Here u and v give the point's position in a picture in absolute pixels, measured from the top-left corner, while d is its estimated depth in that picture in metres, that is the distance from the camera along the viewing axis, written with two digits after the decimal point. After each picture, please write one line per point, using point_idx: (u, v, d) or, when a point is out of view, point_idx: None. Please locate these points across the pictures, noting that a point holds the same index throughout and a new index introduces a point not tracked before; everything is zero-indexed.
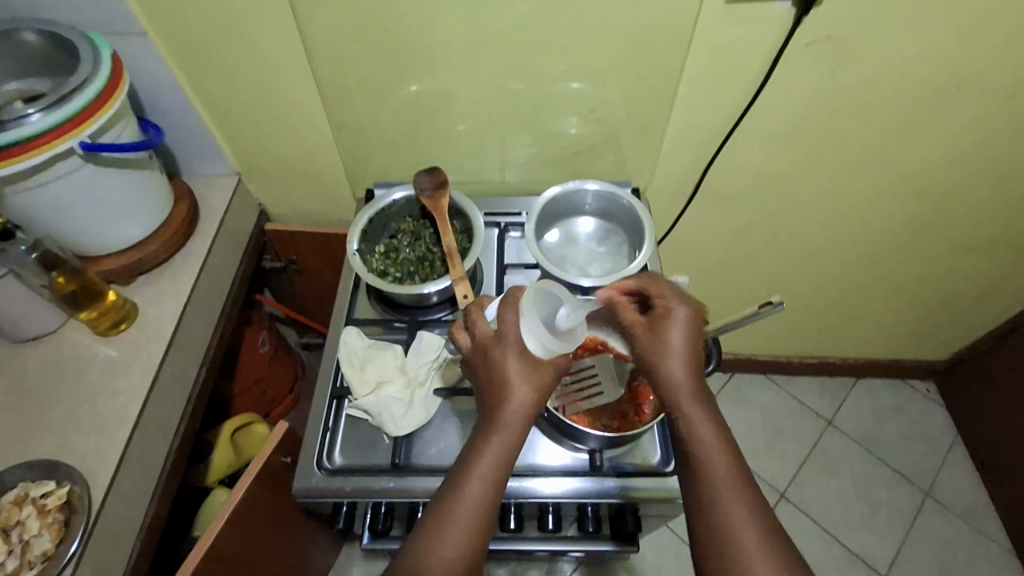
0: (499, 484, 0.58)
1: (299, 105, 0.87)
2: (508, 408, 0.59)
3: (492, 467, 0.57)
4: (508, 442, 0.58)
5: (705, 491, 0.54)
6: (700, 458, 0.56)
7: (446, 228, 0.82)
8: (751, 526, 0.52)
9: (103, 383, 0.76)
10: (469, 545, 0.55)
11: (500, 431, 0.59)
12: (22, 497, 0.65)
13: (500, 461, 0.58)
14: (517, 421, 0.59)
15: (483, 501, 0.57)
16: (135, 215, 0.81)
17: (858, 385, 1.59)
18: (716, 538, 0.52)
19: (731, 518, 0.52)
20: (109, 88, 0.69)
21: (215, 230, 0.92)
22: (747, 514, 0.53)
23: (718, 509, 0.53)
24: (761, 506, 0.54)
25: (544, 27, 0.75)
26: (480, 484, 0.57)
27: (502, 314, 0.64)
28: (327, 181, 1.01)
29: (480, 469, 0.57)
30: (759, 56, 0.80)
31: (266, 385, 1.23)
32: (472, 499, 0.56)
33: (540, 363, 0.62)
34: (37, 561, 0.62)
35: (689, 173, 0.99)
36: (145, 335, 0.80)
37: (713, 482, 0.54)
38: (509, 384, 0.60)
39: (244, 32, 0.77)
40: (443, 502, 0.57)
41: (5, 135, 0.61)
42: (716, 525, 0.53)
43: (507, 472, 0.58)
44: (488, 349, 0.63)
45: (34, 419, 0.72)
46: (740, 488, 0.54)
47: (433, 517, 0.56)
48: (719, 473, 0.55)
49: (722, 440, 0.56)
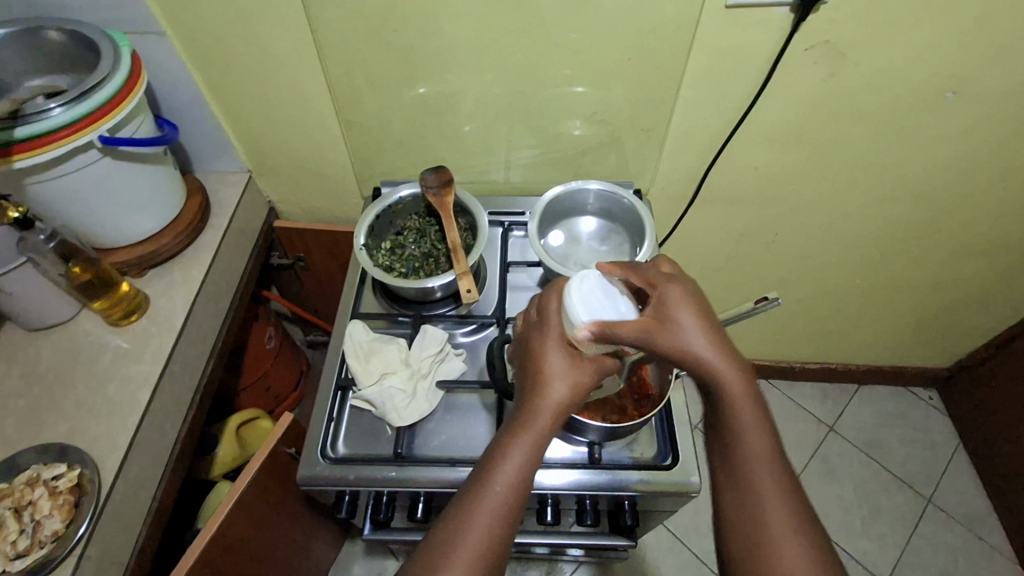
0: (526, 476, 0.56)
1: (309, 104, 0.89)
2: (544, 400, 0.59)
3: (521, 460, 0.56)
4: (538, 436, 0.58)
5: (741, 471, 0.54)
6: (740, 438, 0.55)
7: (451, 226, 0.83)
8: (795, 527, 0.51)
9: (114, 371, 0.77)
10: (493, 543, 0.53)
11: (534, 422, 0.58)
12: (33, 479, 0.66)
13: (530, 458, 0.57)
14: (556, 418, 0.59)
15: (507, 497, 0.54)
16: (148, 209, 0.83)
17: (860, 391, 1.59)
18: (753, 525, 0.52)
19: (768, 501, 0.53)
20: (125, 89, 0.71)
21: (226, 225, 0.94)
22: (784, 511, 0.52)
23: (759, 507, 0.53)
24: (806, 510, 0.53)
25: (548, 31, 0.78)
26: (501, 487, 0.55)
27: (547, 300, 0.64)
28: (336, 179, 1.03)
29: (510, 464, 0.56)
30: (759, 60, 0.82)
31: (272, 380, 1.25)
32: (501, 487, 0.55)
33: (578, 359, 0.61)
34: (48, 540, 0.63)
35: (691, 175, 1.01)
36: (156, 326, 0.82)
37: (764, 492, 0.53)
38: (547, 374, 0.60)
39: (259, 34, 0.79)
40: (469, 499, 0.54)
41: (28, 127, 0.64)
42: (755, 521, 0.52)
43: (534, 465, 0.57)
44: (534, 339, 0.64)
45: (47, 403, 0.74)
46: (776, 473, 0.54)
47: (458, 512, 0.54)
48: (757, 454, 0.54)
49: (771, 440, 0.55)
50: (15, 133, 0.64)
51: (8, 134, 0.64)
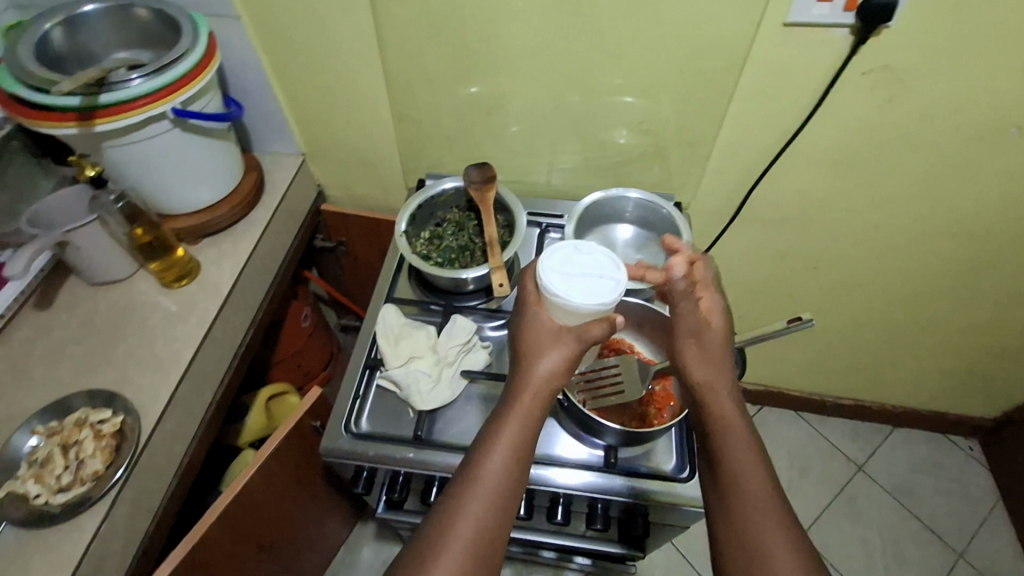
0: (521, 457, 0.58)
1: (366, 95, 0.93)
2: (535, 382, 0.62)
3: (515, 440, 0.58)
4: (530, 417, 0.60)
5: (726, 467, 0.57)
6: (723, 437, 0.58)
7: (490, 221, 0.85)
8: (780, 522, 0.53)
9: (162, 329, 0.82)
10: (486, 531, 0.54)
11: (525, 403, 0.61)
12: (82, 421, 0.71)
13: (518, 442, 0.59)
14: (539, 404, 0.61)
15: (502, 480, 0.56)
16: (208, 181, 0.88)
17: (894, 433, 1.53)
18: (739, 522, 0.54)
19: (752, 496, 0.55)
20: (199, 66, 0.75)
21: (277, 203, 0.99)
22: (768, 505, 0.54)
23: (746, 504, 0.54)
24: (787, 505, 0.55)
25: (603, 39, 0.79)
26: (498, 466, 0.57)
27: (524, 281, 0.68)
28: (384, 169, 1.07)
29: (502, 448, 0.58)
30: (813, 81, 0.81)
31: (304, 358, 1.29)
32: (497, 464, 0.57)
33: (559, 332, 0.63)
34: (88, 479, 0.67)
35: (734, 193, 1.00)
36: (204, 291, 0.87)
37: (742, 482, 0.56)
38: (536, 354, 0.63)
39: (327, 25, 0.84)
40: (460, 487, 0.56)
41: (110, 95, 0.69)
42: (741, 516, 0.54)
43: (527, 446, 0.59)
44: (517, 318, 0.67)
45: (100, 353, 0.79)
46: (759, 469, 0.56)
47: (457, 488, 0.56)
48: (741, 452, 0.57)
49: (751, 439, 0.58)
50: (100, 99, 0.69)
51: (93, 99, 0.69)
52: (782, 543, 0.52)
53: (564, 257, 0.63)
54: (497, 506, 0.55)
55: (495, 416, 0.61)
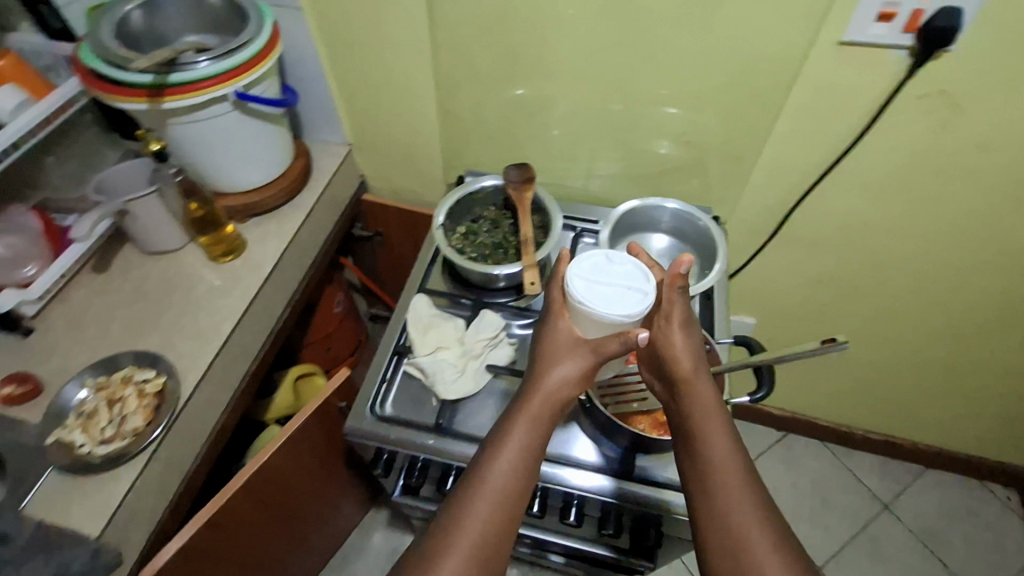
0: (528, 465, 0.59)
1: (415, 91, 0.96)
2: (545, 391, 0.62)
3: (522, 448, 0.59)
4: (538, 426, 0.61)
5: (713, 479, 0.56)
6: (712, 448, 0.58)
7: (525, 220, 0.86)
8: (768, 536, 0.52)
9: (206, 300, 0.86)
10: (491, 536, 0.55)
11: (534, 412, 0.61)
12: (127, 379, 0.75)
13: (526, 450, 0.60)
14: (548, 412, 0.62)
15: (507, 486, 0.57)
16: (260, 163, 0.92)
17: (925, 474, 1.47)
18: (727, 535, 0.53)
19: (740, 509, 0.54)
20: (261, 53, 0.79)
21: (322, 189, 1.02)
22: (756, 519, 0.53)
23: (731, 515, 0.54)
24: (776, 519, 0.54)
25: (652, 48, 0.80)
26: (504, 472, 0.58)
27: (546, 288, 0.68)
28: (426, 163, 1.10)
29: (509, 454, 0.59)
30: (864, 102, 0.80)
31: (333, 342, 1.33)
32: (503, 471, 0.58)
33: (577, 345, 0.64)
34: (129, 434, 0.71)
35: (774, 211, 0.99)
36: (247, 267, 0.91)
37: (728, 494, 0.55)
38: (548, 364, 0.64)
39: (384, 22, 0.87)
40: (467, 490, 0.57)
41: (178, 75, 0.74)
42: (729, 530, 0.53)
43: (535, 455, 0.60)
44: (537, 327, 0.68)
45: (148, 317, 0.84)
46: (748, 481, 0.56)
47: (462, 490, 0.57)
48: (729, 463, 0.57)
49: (739, 449, 0.58)
50: (169, 78, 0.74)
51: (162, 78, 0.73)
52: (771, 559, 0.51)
53: (596, 266, 0.65)
54: (502, 513, 0.56)
55: (502, 421, 0.62)
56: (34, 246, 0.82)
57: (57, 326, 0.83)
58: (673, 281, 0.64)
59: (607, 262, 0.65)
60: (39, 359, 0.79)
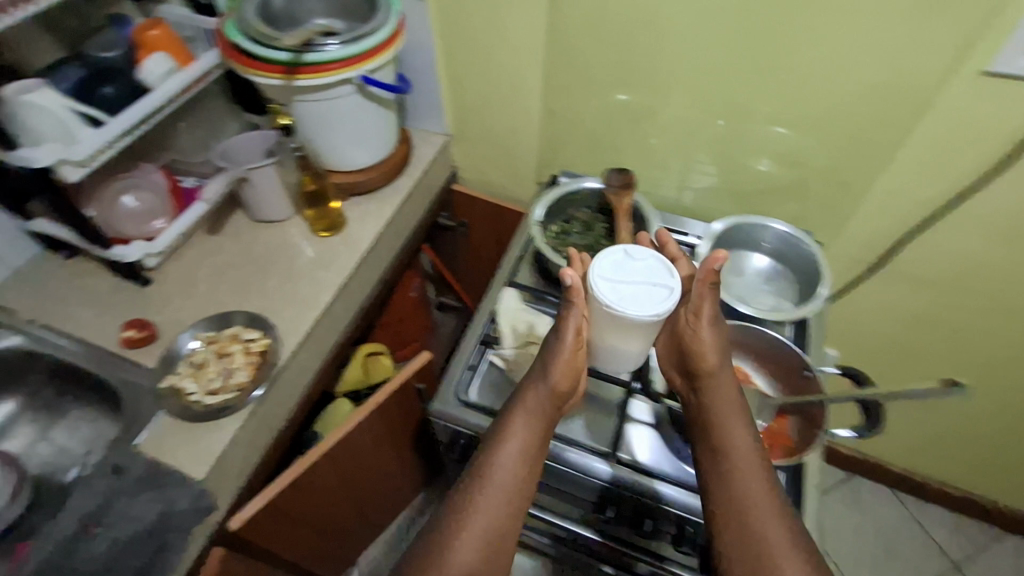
0: (532, 453, 0.63)
1: (521, 88, 0.97)
2: (546, 384, 0.66)
3: (526, 436, 0.63)
4: (539, 415, 0.65)
5: (726, 471, 0.60)
6: (727, 441, 0.61)
7: (623, 225, 0.85)
8: (780, 526, 0.55)
9: (307, 271, 0.90)
10: (500, 520, 0.59)
11: (534, 402, 0.65)
12: (235, 336, 0.81)
13: (532, 440, 0.64)
14: (550, 403, 0.66)
15: (516, 472, 0.61)
16: (367, 144, 0.95)
17: (1005, 539, 1.37)
18: (744, 525, 0.56)
19: (754, 499, 0.57)
20: (387, 41, 0.82)
21: (419, 175, 1.05)
22: (770, 510, 0.56)
23: (745, 505, 0.57)
24: (787, 510, 0.57)
25: (773, 63, 0.79)
26: (511, 460, 0.62)
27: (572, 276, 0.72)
28: (520, 160, 1.11)
29: (515, 441, 0.63)
30: (1001, 137, 0.75)
31: (405, 325, 1.37)
32: (509, 456, 0.62)
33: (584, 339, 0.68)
34: (233, 388, 0.76)
35: (878, 242, 0.95)
36: (346, 244, 0.94)
37: (743, 484, 0.58)
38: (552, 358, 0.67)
39: (502, 18, 0.88)
40: (478, 478, 0.61)
41: (310, 55, 0.77)
42: (743, 521, 0.56)
43: (538, 443, 0.64)
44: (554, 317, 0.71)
45: (254, 280, 0.89)
46: (761, 472, 0.59)
47: (473, 472, 0.62)
48: (743, 455, 0.60)
49: (753, 443, 0.61)
50: (304, 57, 0.77)
51: (296, 57, 0.77)
52: (784, 546, 0.54)
53: (616, 263, 0.66)
54: (512, 495, 0.60)
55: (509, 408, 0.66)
56: (160, 202, 0.86)
57: (172, 279, 0.89)
58: (704, 278, 0.65)
59: (624, 257, 0.66)
60: (156, 308, 0.85)
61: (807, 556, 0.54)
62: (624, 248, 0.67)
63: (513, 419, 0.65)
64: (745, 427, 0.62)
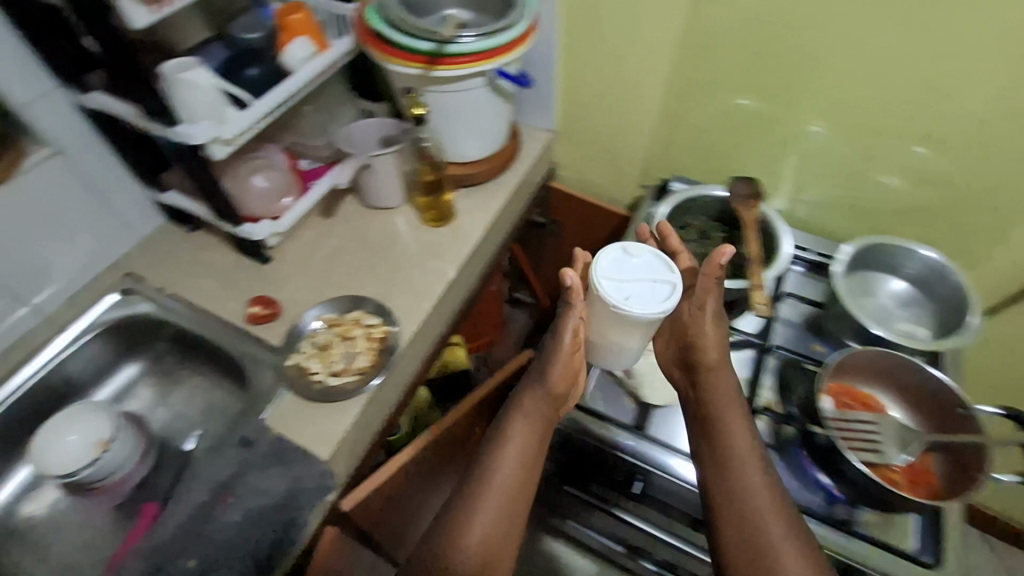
0: (533, 452, 0.65)
1: (645, 89, 0.95)
2: (546, 388, 0.68)
3: (529, 436, 0.65)
4: (539, 418, 0.67)
5: (729, 469, 0.62)
6: (727, 439, 0.64)
7: (751, 238, 0.83)
8: (784, 524, 0.57)
9: (420, 261, 0.91)
10: (503, 521, 0.60)
11: (534, 406, 0.67)
12: (355, 320, 0.82)
13: (531, 443, 0.65)
14: (549, 405, 0.68)
15: (517, 473, 0.62)
16: (484, 137, 0.94)
17: None
18: (746, 522, 0.58)
19: (755, 497, 0.59)
20: (524, 34, 0.81)
21: (527, 171, 1.05)
22: (772, 507, 0.59)
23: (750, 504, 0.59)
24: (787, 504, 0.60)
25: (933, 76, 0.75)
26: (514, 463, 0.63)
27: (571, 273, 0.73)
28: (626, 162, 1.09)
29: (517, 443, 0.64)
30: None
31: (484, 318, 1.37)
32: (513, 456, 0.63)
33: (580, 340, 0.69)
34: (355, 371, 0.77)
35: (1013, 272, 0.89)
36: (456, 236, 0.94)
37: (745, 482, 0.60)
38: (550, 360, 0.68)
39: (639, 18, 0.86)
40: (479, 482, 0.61)
41: (453, 46, 0.77)
42: (746, 517, 0.58)
43: (537, 444, 0.65)
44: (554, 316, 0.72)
45: (369, 266, 0.90)
46: (761, 469, 0.62)
47: (478, 469, 0.63)
48: (744, 454, 0.63)
49: (751, 440, 0.64)
50: (448, 48, 0.77)
51: (439, 48, 0.77)
52: (787, 543, 0.56)
53: (616, 262, 0.67)
54: (513, 495, 0.61)
55: (513, 409, 0.67)
56: (283, 176, 0.88)
57: (290, 258, 0.91)
58: (710, 273, 0.69)
59: (624, 256, 0.67)
60: (276, 286, 0.87)
61: (808, 551, 0.56)
62: (623, 246, 0.69)
63: (514, 421, 0.66)
64: (743, 424, 0.65)
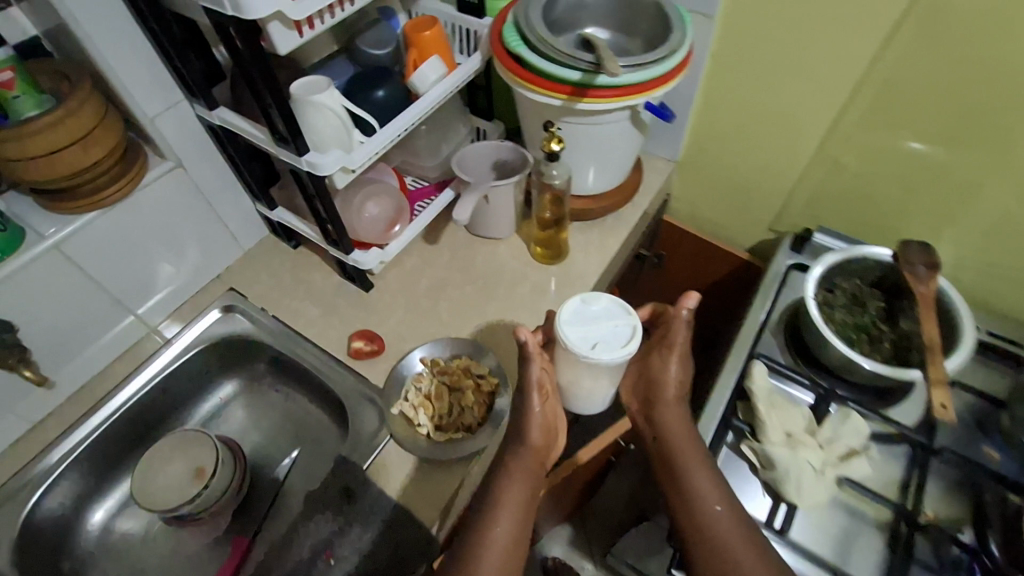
0: (523, 511, 0.61)
1: (799, 128, 0.83)
2: (527, 444, 0.64)
3: (519, 494, 0.61)
4: (524, 477, 0.63)
5: (703, 517, 0.60)
6: (697, 484, 0.62)
7: (930, 318, 0.70)
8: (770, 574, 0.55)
9: (530, 301, 0.84)
10: None
11: (519, 466, 0.63)
12: (464, 369, 0.75)
13: (521, 504, 0.61)
14: (536, 462, 0.64)
15: (509, 538, 0.58)
16: (611, 170, 0.87)
17: None
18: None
19: (738, 548, 0.57)
20: (681, 62, 0.71)
21: (647, 206, 0.95)
22: (755, 555, 0.56)
23: (731, 553, 0.57)
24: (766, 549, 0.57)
25: None
26: (507, 529, 0.59)
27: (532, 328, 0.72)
28: (758, 202, 0.98)
29: (507, 505, 0.60)
30: None
31: None
32: (508, 517, 0.60)
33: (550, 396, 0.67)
34: (463, 428, 0.71)
35: None
36: (570, 276, 0.86)
37: (725, 533, 0.58)
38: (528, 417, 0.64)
39: (811, 51, 0.74)
40: (473, 544, 0.57)
41: (605, 77, 0.69)
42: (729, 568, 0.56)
43: (526, 500, 0.62)
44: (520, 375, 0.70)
45: (476, 303, 0.84)
46: (736, 515, 0.60)
47: (472, 531, 0.59)
48: (715, 498, 0.61)
49: (719, 482, 0.62)
50: (596, 79, 0.69)
51: (588, 78, 0.69)
52: None
53: (575, 312, 0.66)
54: (508, 559, 0.57)
55: (501, 467, 0.64)
56: (394, 202, 0.82)
57: (393, 287, 0.86)
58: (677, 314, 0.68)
59: (583, 304, 0.67)
60: (380, 318, 0.82)
61: None
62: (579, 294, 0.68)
63: (505, 478, 0.63)
64: (706, 466, 0.64)
